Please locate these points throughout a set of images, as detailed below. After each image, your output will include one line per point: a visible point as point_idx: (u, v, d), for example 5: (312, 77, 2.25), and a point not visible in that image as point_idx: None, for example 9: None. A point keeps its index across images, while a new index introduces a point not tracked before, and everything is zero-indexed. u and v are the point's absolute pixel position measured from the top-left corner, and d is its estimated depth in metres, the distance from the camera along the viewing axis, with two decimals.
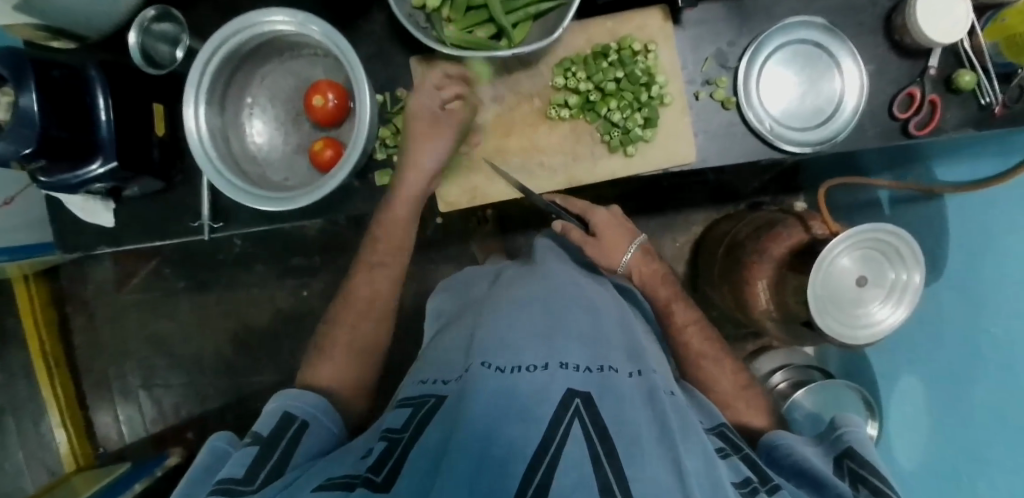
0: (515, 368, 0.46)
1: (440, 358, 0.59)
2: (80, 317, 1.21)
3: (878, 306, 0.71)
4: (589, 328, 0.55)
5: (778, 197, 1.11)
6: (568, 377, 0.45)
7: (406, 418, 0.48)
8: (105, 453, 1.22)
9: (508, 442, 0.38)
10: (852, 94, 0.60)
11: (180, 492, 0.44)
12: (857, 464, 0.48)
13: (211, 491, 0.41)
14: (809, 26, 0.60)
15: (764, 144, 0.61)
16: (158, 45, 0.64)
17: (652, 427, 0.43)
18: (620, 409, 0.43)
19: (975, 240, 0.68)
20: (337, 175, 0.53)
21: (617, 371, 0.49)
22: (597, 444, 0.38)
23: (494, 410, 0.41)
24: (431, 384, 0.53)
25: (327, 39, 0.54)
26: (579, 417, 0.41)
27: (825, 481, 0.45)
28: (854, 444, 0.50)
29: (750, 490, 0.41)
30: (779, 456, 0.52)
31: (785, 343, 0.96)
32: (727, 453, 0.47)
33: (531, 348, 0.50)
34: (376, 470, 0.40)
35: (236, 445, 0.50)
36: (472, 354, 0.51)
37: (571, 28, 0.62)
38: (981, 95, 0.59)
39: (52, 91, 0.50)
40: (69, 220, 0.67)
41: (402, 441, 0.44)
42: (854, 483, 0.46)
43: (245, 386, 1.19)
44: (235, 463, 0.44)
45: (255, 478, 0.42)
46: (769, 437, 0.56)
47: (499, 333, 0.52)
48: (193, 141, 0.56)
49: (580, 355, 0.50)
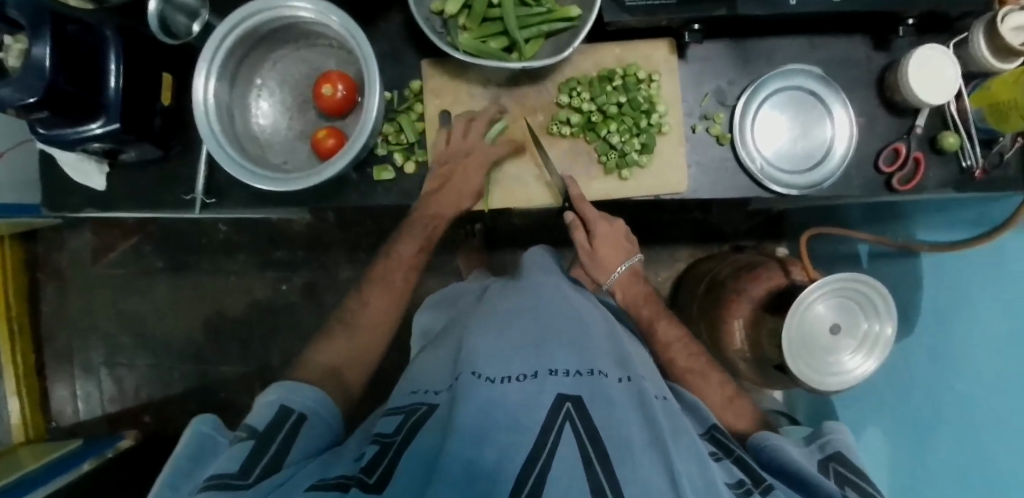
0: (505, 378, 0.47)
1: (428, 371, 0.59)
2: (52, 285, 1.19)
3: (849, 356, 0.73)
4: (577, 336, 0.55)
5: (761, 242, 1.14)
6: (558, 383, 0.46)
7: (398, 423, 0.48)
8: (57, 428, 1.17)
9: (499, 453, 0.38)
10: (841, 144, 0.62)
11: (167, 477, 0.43)
12: (844, 468, 0.51)
13: (205, 486, 0.40)
14: (805, 74, 0.63)
15: (754, 182, 0.64)
16: (177, 16, 0.62)
17: (643, 430, 0.44)
18: (610, 414, 0.44)
19: (949, 298, 0.71)
20: (336, 166, 0.54)
21: (607, 376, 0.49)
22: (589, 448, 0.39)
23: (483, 418, 0.41)
24: (421, 393, 0.53)
25: (345, 29, 0.55)
26: (570, 421, 0.41)
27: (818, 482, 0.47)
28: (843, 451, 0.53)
29: (745, 491, 0.43)
30: (765, 457, 0.53)
31: (757, 385, 0.97)
32: (719, 457, 0.48)
33: (521, 357, 0.50)
34: (368, 472, 0.40)
35: (221, 431, 0.50)
36: (460, 363, 0.52)
37: (582, 51, 0.64)
38: (963, 157, 0.62)
39: (66, 46, 0.50)
40: (59, 180, 0.67)
41: (394, 445, 0.43)
42: (843, 484, 0.49)
43: (211, 374, 1.16)
44: (233, 456, 0.44)
45: (250, 474, 0.42)
46: (757, 437, 0.56)
47: (489, 344, 0.53)
48: (198, 112, 0.56)
49: (569, 361, 0.50)
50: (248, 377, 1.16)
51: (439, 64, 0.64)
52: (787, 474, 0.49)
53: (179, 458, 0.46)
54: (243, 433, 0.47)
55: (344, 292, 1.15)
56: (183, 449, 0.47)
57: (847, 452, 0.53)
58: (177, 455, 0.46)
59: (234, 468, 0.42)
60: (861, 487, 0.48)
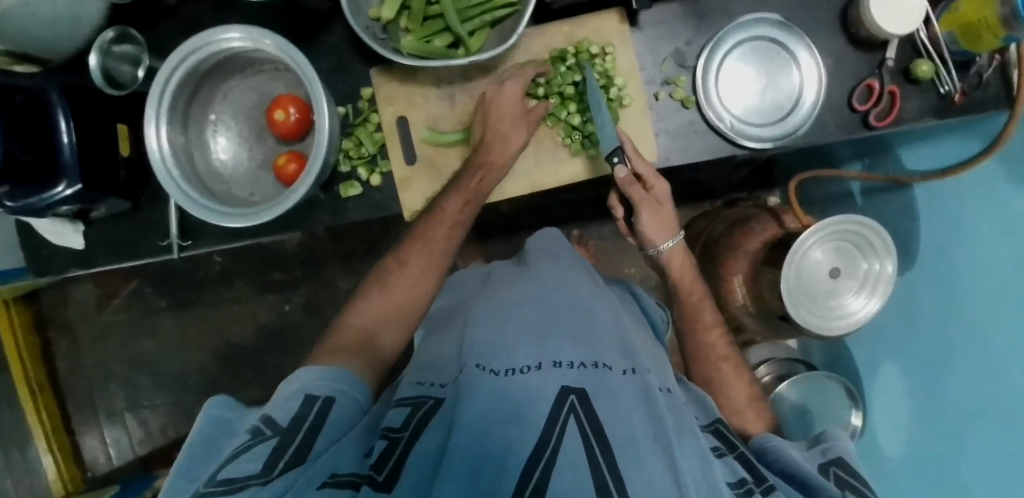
0: (509, 371, 0.47)
1: (436, 360, 0.58)
2: (63, 340, 1.21)
3: (851, 298, 0.72)
4: (579, 326, 0.54)
5: (754, 192, 1.12)
6: (561, 375, 0.46)
7: (405, 417, 0.47)
8: (94, 478, 1.21)
9: (506, 442, 0.39)
10: (810, 88, 0.60)
11: (182, 468, 0.43)
12: (845, 472, 0.48)
13: (222, 482, 0.39)
14: (765, 23, 0.61)
15: (727, 141, 0.62)
16: (120, 66, 0.63)
17: (648, 426, 0.44)
18: (614, 405, 0.44)
19: (944, 228, 0.69)
20: (298, 190, 0.54)
21: (612, 368, 0.49)
22: (593, 441, 0.39)
23: (489, 412, 0.41)
24: (428, 385, 0.53)
25: (281, 52, 0.54)
26: (575, 414, 0.42)
27: (818, 486, 0.46)
28: (844, 456, 0.50)
29: (745, 491, 0.43)
30: (769, 459, 0.53)
31: (765, 338, 0.97)
32: (722, 453, 0.49)
33: (524, 349, 0.49)
34: (377, 469, 0.40)
35: (237, 413, 0.50)
36: (464, 355, 0.51)
37: (530, 34, 0.62)
38: (941, 84, 0.60)
39: (13, 114, 0.51)
40: (39, 245, 0.68)
41: (403, 441, 0.43)
42: (844, 489, 0.47)
43: (231, 403, 1.19)
44: (256, 452, 0.42)
45: (273, 470, 0.41)
46: (760, 439, 0.56)
47: (492, 337, 0.52)
48: (155, 159, 0.56)
49: (574, 352, 0.50)
50: (268, 400, 1.18)
51: (387, 71, 0.63)
52: (793, 479, 0.48)
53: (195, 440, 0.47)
54: (265, 425, 0.45)
55: (345, 305, 1.16)
56: (199, 429, 0.48)
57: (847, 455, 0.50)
58: (193, 441, 0.46)
59: (253, 468, 0.40)
60: (861, 490, 0.46)
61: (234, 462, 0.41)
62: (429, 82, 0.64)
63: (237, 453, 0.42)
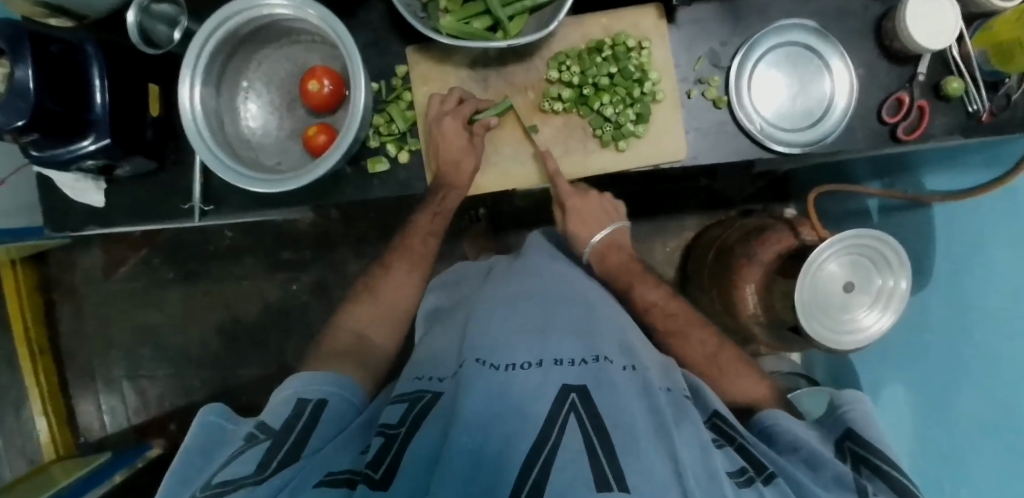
0: (509, 366, 0.47)
1: (433, 354, 0.59)
2: (66, 304, 1.20)
3: (865, 312, 0.71)
4: (580, 322, 0.55)
5: (768, 205, 1.13)
6: (561, 373, 0.46)
7: (402, 413, 0.47)
8: (86, 444, 1.20)
9: (503, 437, 0.38)
10: (841, 96, 0.61)
11: (177, 467, 0.45)
12: (857, 445, 0.49)
13: (220, 482, 0.40)
14: (802, 29, 0.61)
15: (754, 144, 0.62)
16: (157, 26, 0.62)
17: (647, 420, 0.43)
18: (614, 400, 0.44)
19: (960, 246, 0.70)
20: (328, 160, 0.54)
21: (612, 362, 0.49)
22: (594, 438, 0.39)
23: (488, 408, 0.40)
24: (426, 380, 0.53)
25: (324, 23, 0.54)
26: (575, 412, 0.41)
27: (829, 463, 0.46)
28: (854, 426, 0.51)
29: (745, 480, 0.42)
30: (773, 437, 0.51)
31: (773, 348, 0.97)
32: (721, 444, 0.47)
33: (524, 344, 0.50)
34: (374, 466, 0.40)
35: (229, 419, 0.52)
36: (466, 348, 0.51)
37: (568, 24, 0.63)
38: (970, 102, 0.60)
39: (49, 65, 0.50)
40: (59, 200, 0.67)
41: (398, 438, 0.43)
42: (855, 463, 0.47)
43: (232, 378, 1.18)
44: (248, 454, 0.43)
45: (267, 468, 0.42)
46: (761, 416, 0.54)
47: (492, 331, 0.52)
48: (186, 119, 0.55)
49: (574, 348, 0.50)
50: (269, 378, 1.17)
51: (424, 50, 0.63)
52: (797, 455, 0.48)
53: (191, 446, 0.48)
54: (259, 431, 0.47)
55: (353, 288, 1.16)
56: (192, 438, 0.49)
57: (857, 425, 0.51)
58: (189, 444, 0.48)
59: (247, 468, 0.41)
60: (872, 462, 0.47)
61: (226, 469, 0.42)
62: (463, 64, 0.64)
63: (230, 459, 0.44)
